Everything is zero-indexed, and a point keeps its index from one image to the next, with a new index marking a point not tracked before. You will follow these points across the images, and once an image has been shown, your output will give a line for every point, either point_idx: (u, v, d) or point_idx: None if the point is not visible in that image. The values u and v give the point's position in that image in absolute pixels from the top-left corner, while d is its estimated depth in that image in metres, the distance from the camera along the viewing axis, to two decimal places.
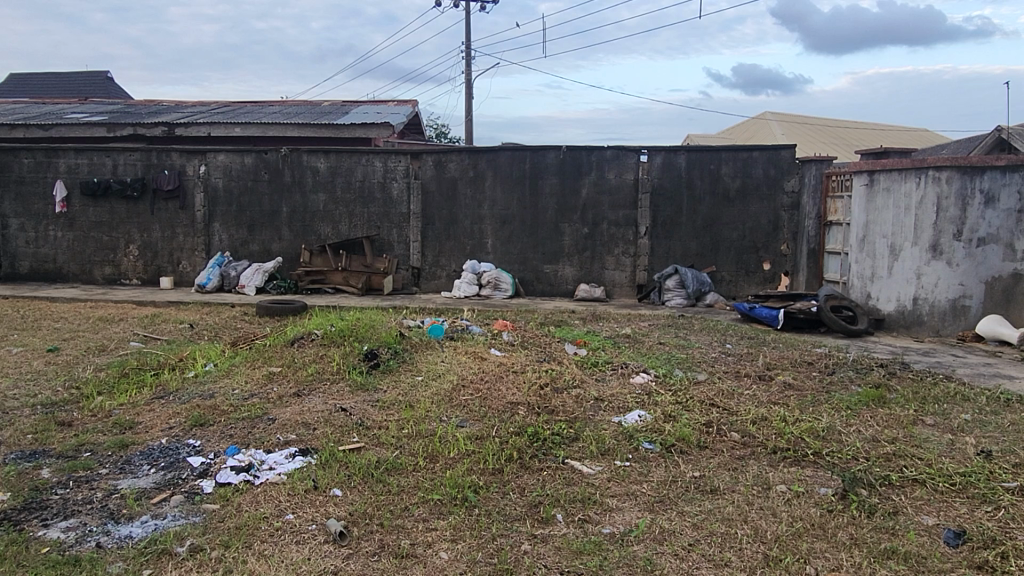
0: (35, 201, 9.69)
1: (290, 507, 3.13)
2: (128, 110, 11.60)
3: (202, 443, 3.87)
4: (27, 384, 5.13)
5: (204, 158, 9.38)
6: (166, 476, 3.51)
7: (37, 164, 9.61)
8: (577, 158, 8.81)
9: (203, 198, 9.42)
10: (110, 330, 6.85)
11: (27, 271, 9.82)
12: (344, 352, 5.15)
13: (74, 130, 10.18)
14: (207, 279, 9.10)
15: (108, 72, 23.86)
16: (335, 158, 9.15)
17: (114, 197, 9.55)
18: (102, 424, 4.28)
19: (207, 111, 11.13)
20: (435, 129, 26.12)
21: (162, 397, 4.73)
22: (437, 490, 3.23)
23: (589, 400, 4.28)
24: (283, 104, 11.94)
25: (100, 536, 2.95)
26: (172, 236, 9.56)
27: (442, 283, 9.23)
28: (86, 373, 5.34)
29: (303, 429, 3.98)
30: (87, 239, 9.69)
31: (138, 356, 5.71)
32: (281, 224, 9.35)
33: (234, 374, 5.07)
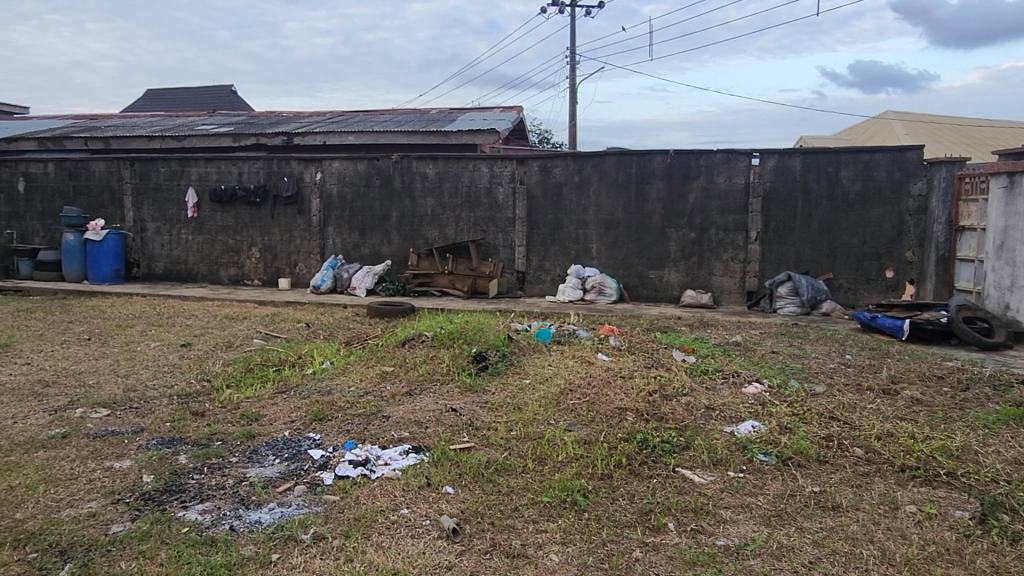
0: (170, 207, 10.47)
1: (405, 502, 3.24)
2: (252, 121, 12.33)
3: (322, 436, 4.07)
4: (165, 376, 5.56)
5: (321, 165, 9.84)
6: (290, 466, 3.71)
7: (172, 173, 10.38)
8: (685, 162, 8.65)
9: (319, 204, 9.88)
10: (236, 327, 7.30)
11: (162, 271, 10.63)
12: (453, 354, 5.27)
13: (204, 140, 10.90)
14: (322, 280, 9.54)
15: (231, 85, 25.36)
16: (444, 164, 9.38)
17: (239, 203, 10.18)
18: (231, 415, 4.57)
19: (323, 121, 11.67)
20: (538, 134, 26.17)
21: (284, 392, 5.00)
22: (547, 492, 3.25)
23: (699, 408, 4.19)
24: (394, 112, 12.36)
25: (233, 520, 3.15)
26: (291, 239, 10.08)
27: (546, 287, 9.28)
28: (215, 367, 5.72)
29: (416, 426, 4.10)
30: (214, 242, 10.38)
31: (261, 353, 6.06)
32: (391, 228, 9.69)
33: (350, 372, 5.29)
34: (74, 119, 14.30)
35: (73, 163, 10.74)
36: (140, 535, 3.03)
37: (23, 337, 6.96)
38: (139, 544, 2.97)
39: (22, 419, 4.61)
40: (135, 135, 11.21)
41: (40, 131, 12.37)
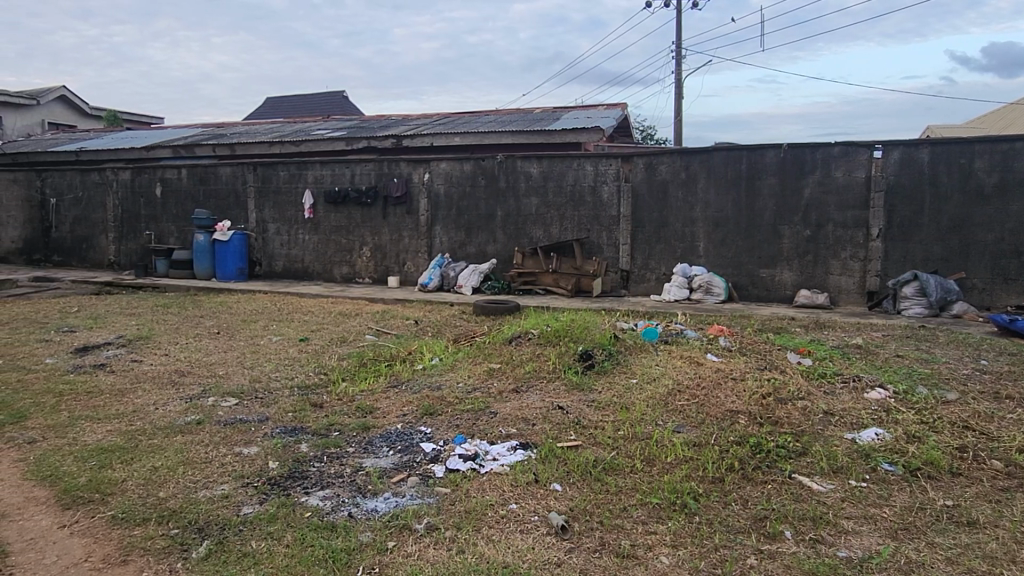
0: (288, 209, 11.06)
1: (513, 497, 3.29)
2: (364, 124, 12.82)
3: (433, 430, 4.20)
4: (286, 369, 5.88)
5: (428, 166, 10.11)
6: (403, 458, 3.85)
7: (291, 176, 10.96)
8: (800, 156, 8.31)
9: (427, 204, 10.16)
10: (350, 324, 7.63)
11: (281, 269, 11.25)
12: (559, 352, 5.29)
13: (319, 145, 11.42)
14: (430, 279, 9.79)
15: (343, 91, 26.43)
16: (548, 163, 9.43)
17: (352, 204, 10.61)
18: (347, 408, 4.79)
19: (431, 123, 11.97)
20: (641, 130, 25.73)
21: (396, 386, 5.19)
22: (656, 494, 3.21)
23: (817, 413, 4.02)
24: (499, 113, 12.53)
25: (351, 507, 3.30)
26: (400, 239, 10.42)
27: (651, 286, 9.15)
28: (332, 361, 6.00)
29: (523, 423, 4.15)
30: (329, 242, 10.87)
31: (374, 348, 6.30)
32: (496, 228, 9.84)
33: (458, 368, 5.42)
34: (203, 128, 15.35)
35: (203, 169, 11.54)
36: (268, 518, 3.23)
37: (161, 330, 7.55)
38: (267, 525, 3.16)
39: (162, 406, 5.01)
40: (257, 141, 11.90)
41: (175, 139, 13.36)
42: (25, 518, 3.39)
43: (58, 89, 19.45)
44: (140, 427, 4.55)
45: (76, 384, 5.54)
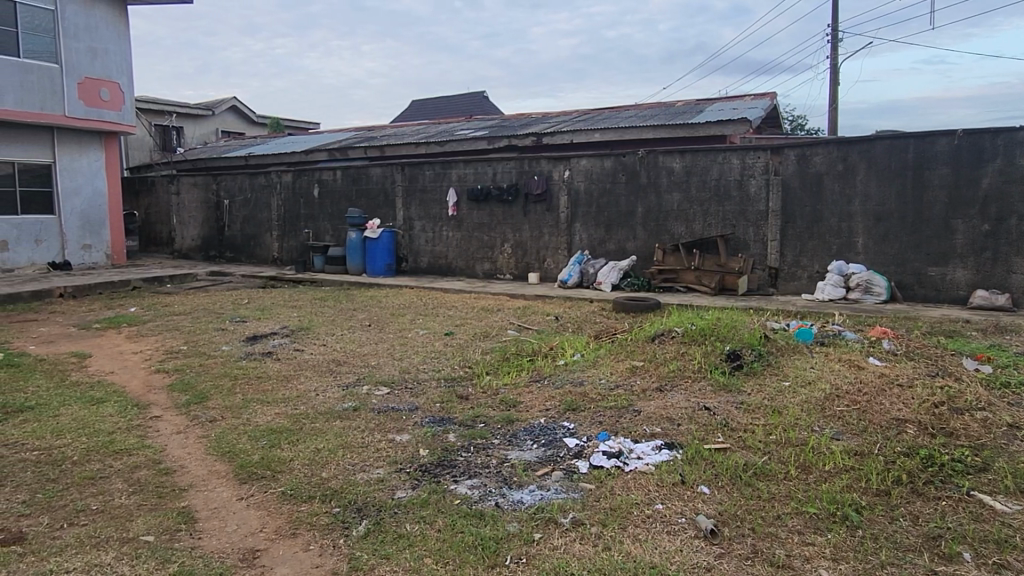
0: (434, 207, 11.49)
1: (660, 497, 3.24)
2: (505, 123, 13.06)
3: (576, 426, 4.22)
4: (433, 361, 6.12)
5: (568, 163, 10.15)
6: (547, 452, 3.90)
7: (436, 175, 11.38)
8: (977, 142, 7.57)
9: (567, 201, 10.20)
10: (492, 319, 7.82)
11: (426, 265, 11.73)
12: (705, 351, 5.15)
13: (463, 144, 11.76)
14: (569, 275, 9.82)
15: (484, 91, 27.04)
16: (692, 157, 9.19)
17: (494, 202, 10.86)
18: (492, 400, 4.91)
19: (571, 120, 12.00)
20: (791, 120, 24.34)
21: (538, 381, 5.26)
22: (813, 503, 3.05)
23: (1000, 426, 3.65)
24: (640, 107, 12.34)
25: (498, 497, 3.39)
26: (540, 236, 10.54)
27: (803, 284, 8.67)
28: (476, 355, 6.18)
29: (668, 423, 4.08)
30: (471, 239, 11.19)
31: (516, 343, 6.41)
32: (637, 224, 9.72)
33: (600, 365, 5.41)
34: (356, 131, 16.26)
35: (356, 170, 12.23)
36: (420, 503, 3.38)
37: (319, 322, 8.09)
38: (420, 510, 3.31)
39: (322, 392, 5.38)
40: (405, 142, 12.46)
41: (331, 143, 14.25)
42: (209, 489, 3.75)
43: (230, 100, 21.26)
44: (304, 411, 4.91)
45: (248, 370, 6.07)
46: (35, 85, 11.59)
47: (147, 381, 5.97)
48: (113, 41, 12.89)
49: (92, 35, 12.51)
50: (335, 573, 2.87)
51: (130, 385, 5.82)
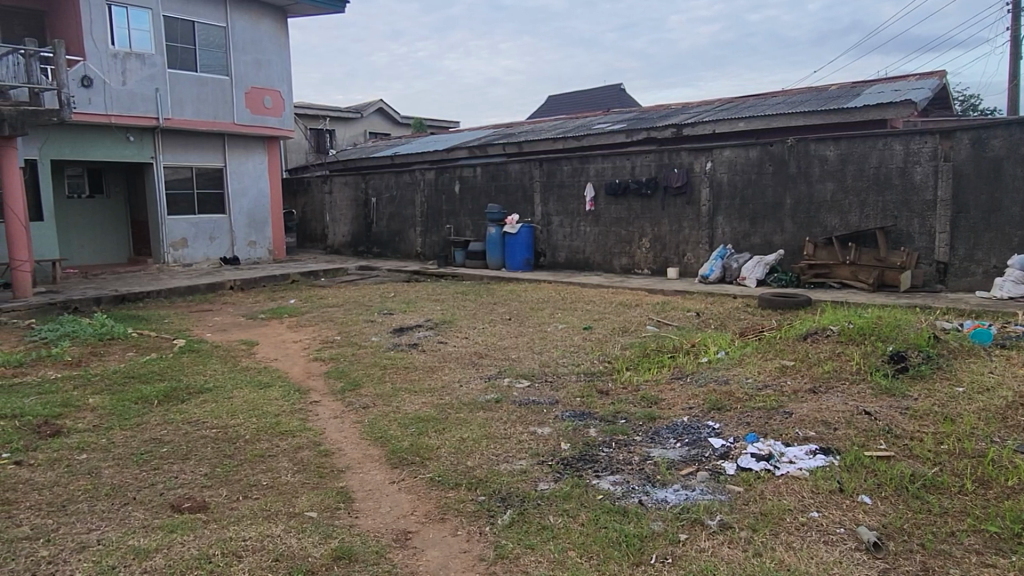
0: (571, 201, 11.52)
1: (815, 504, 3.08)
2: (644, 115, 12.85)
3: (721, 426, 4.09)
4: (572, 355, 6.15)
5: (711, 154, 9.84)
6: (691, 451, 3.80)
7: (573, 170, 11.40)
8: None
9: (709, 193, 9.89)
10: (631, 314, 7.72)
11: (563, 260, 11.79)
12: (865, 352, 4.83)
13: (600, 138, 11.69)
14: (711, 270, 9.53)
15: (621, 83, 26.73)
16: (848, 145, 8.64)
17: (632, 195, 10.72)
18: (632, 396, 4.87)
19: (713, 109, 11.62)
20: (961, 99, 22.25)
21: (680, 378, 5.15)
22: (993, 521, 2.79)
23: None
24: (788, 93, 11.74)
25: (641, 495, 3.35)
26: (680, 230, 10.28)
27: (977, 280, 7.90)
28: (615, 350, 6.13)
29: (823, 426, 3.87)
30: (609, 233, 11.12)
31: (656, 339, 6.30)
32: (785, 217, 9.26)
33: (746, 363, 5.20)
34: (495, 128, 16.60)
35: (496, 167, 12.50)
36: (563, 495, 3.41)
37: (461, 315, 8.35)
38: (563, 502, 3.35)
39: (465, 383, 5.55)
40: (543, 138, 12.56)
41: (471, 140, 14.64)
42: (364, 472, 3.98)
43: (377, 103, 22.35)
44: (449, 400, 5.10)
45: (396, 360, 6.37)
46: (209, 97, 12.77)
47: (307, 368, 6.42)
48: (275, 52, 13.91)
49: (258, 47, 13.57)
50: (483, 559, 2.96)
51: (292, 371, 6.30)
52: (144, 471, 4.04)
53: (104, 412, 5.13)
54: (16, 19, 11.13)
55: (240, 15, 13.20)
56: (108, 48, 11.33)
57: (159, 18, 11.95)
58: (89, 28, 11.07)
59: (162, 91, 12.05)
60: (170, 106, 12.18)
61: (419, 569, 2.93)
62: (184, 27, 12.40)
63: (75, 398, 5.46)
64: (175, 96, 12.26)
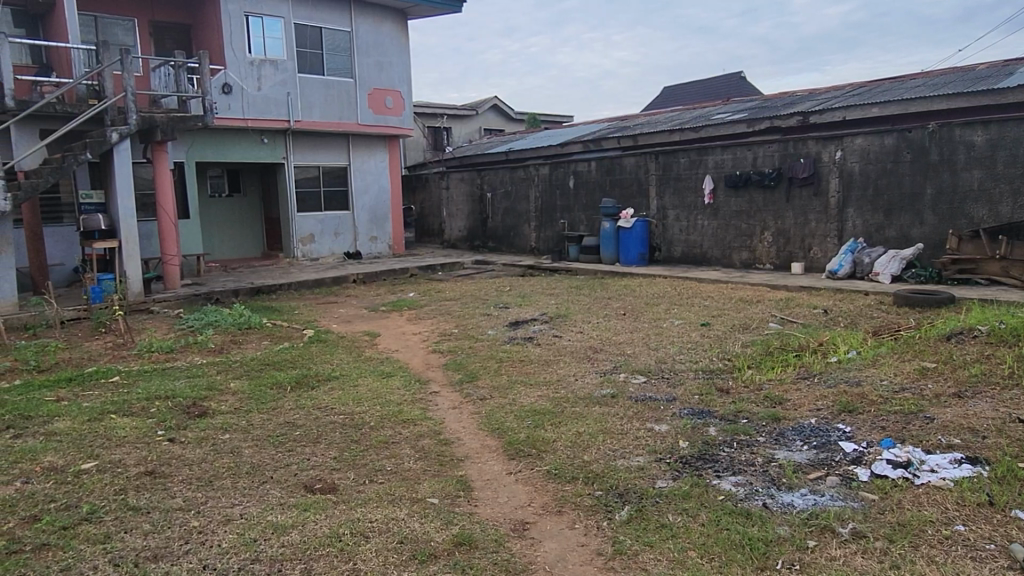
0: (688, 194, 11.25)
1: (961, 517, 2.86)
2: (766, 104, 12.33)
3: (853, 429, 3.88)
4: (690, 351, 6.01)
5: (841, 143, 9.31)
6: (819, 455, 3.63)
7: (691, 162, 11.12)
8: None
9: (839, 183, 9.37)
10: (752, 310, 7.45)
11: (680, 255, 11.54)
12: (1020, 354, 4.44)
13: (719, 128, 11.33)
14: (840, 266, 9.04)
15: (743, 71, 25.74)
16: (999, 129, 7.94)
17: (754, 187, 10.33)
18: (755, 395, 4.70)
19: (843, 95, 10.99)
20: None
21: (806, 377, 4.93)
22: None
23: None
24: (929, 75, 10.91)
25: (766, 498, 3.23)
26: (806, 222, 9.80)
27: None
28: (735, 348, 5.93)
29: (970, 434, 3.59)
30: (729, 226, 10.77)
31: (780, 337, 6.04)
32: (925, 208, 8.64)
33: (881, 364, 4.91)
34: (610, 121, 16.44)
35: (610, 161, 12.39)
36: (682, 494, 3.34)
37: (576, 310, 8.34)
38: (682, 501, 3.28)
39: (581, 377, 5.56)
40: (659, 130, 12.32)
41: (585, 135, 14.57)
42: (482, 462, 4.07)
43: (492, 99, 22.68)
44: (564, 394, 5.11)
45: (512, 353, 6.46)
46: (335, 99, 13.41)
47: (426, 359, 6.63)
48: (397, 54, 14.39)
49: (380, 50, 14.10)
50: (600, 554, 2.96)
51: (412, 362, 6.52)
52: (280, 452, 4.32)
53: (243, 396, 5.52)
54: (167, 34, 12.14)
55: (364, 19, 13.76)
56: (246, 56, 12.13)
57: (291, 26, 12.66)
58: (229, 39, 11.90)
59: (293, 95, 12.77)
60: (300, 109, 12.89)
61: (537, 559, 2.96)
62: (313, 33, 13.07)
63: (218, 382, 5.91)
64: (305, 99, 12.95)
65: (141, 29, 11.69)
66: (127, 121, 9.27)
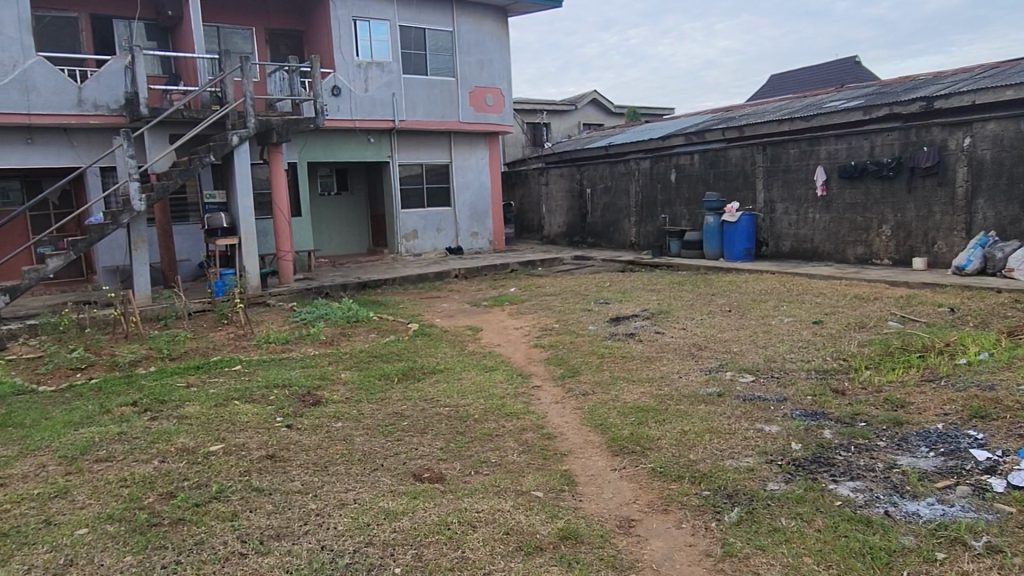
0: (798, 187, 10.79)
1: None
2: (885, 89, 11.64)
3: (987, 436, 3.62)
4: (801, 350, 5.77)
5: (970, 129, 8.68)
6: (948, 462, 3.41)
7: (802, 153, 10.66)
8: None
9: (968, 173, 8.74)
10: (869, 308, 7.06)
11: (788, 250, 11.10)
12: None
13: (832, 117, 10.80)
14: (968, 260, 8.43)
15: (857, 55, 24.40)
16: None
17: (871, 178, 9.80)
18: (874, 397, 4.47)
19: (973, 77, 10.22)
20: None
21: (932, 380, 4.64)
22: None
23: None
24: None
25: (888, 506, 3.07)
26: (930, 215, 9.21)
27: None
28: (851, 347, 5.65)
29: None
30: (843, 220, 10.26)
31: (901, 337, 5.70)
32: None
33: (1018, 368, 4.55)
34: (714, 113, 15.98)
35: (715, 153, 12.05)
36: (796, 498, 3.23)
37: (679, 306, 8.18)
38: (796, 505, 3.16)
39: (685, 374, 5.46)
40: (767, 120, 11.87)
41: (688, 127, 14.23)
42: (586, 457, 4.07)
43: (591, 94, 22.52)
44: (668, 392, 5.03)
45: (614, 349, 6.42)
46: (438, 98, 13.70)
47: (528, 354, 6.68)
48: (497, 51, 14.54)
49: (481, 48, 14.29)
50: (709, 555, 2.89)
51: (514, 357, 6.60)
52: (389, 441, 4.48)
53: (354, 386, 5.76)
54: (282, 40, 12.78)
55: (466, 18, 13.98)
56: (353, 58, 12.59)
57: (396, 28, 13.03)
58: (338, 43, 12.39)
59: (398, 96, 13.16)
60: (404, 109, 13.26)
61: (644, 557, 2.94)
62: (417, 34, 13.40)
63: (330, 372, 6.19)
64: (409, 98, 13.31)
65: (257, 36, 12.39)
66: (246, 124, 9.83)
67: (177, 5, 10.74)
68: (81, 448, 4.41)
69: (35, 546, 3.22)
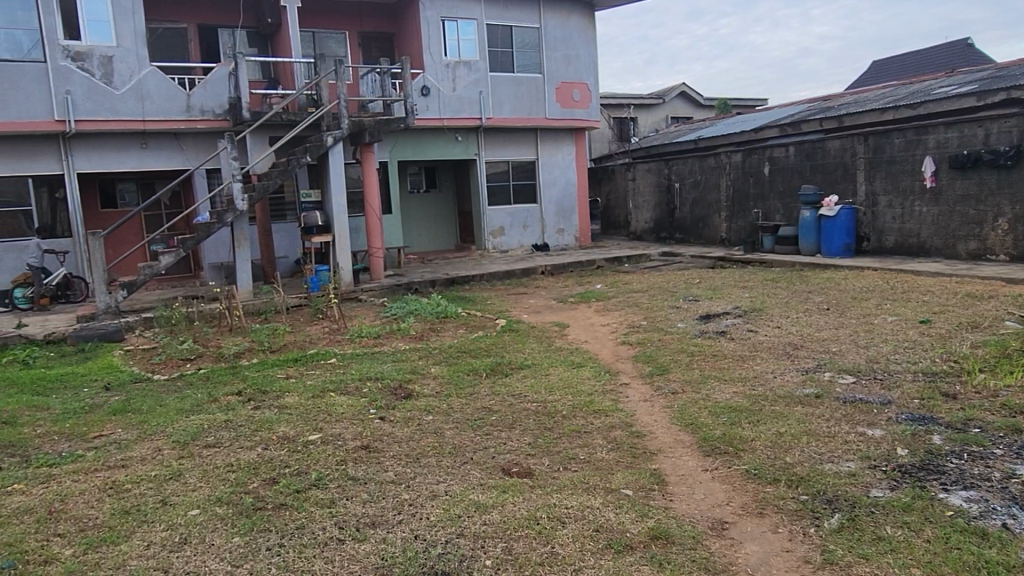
0: (904, 178, 10.22)
1: None
2: (1002, 72, 10.86)
3: None
4: (907, 351, 5.48)
5: None
6: None
7: (908, 143, 10.10)
8: None
9: None
10: (982, 307, 6.62)
11: (892, 245, 10.55)
12: None
13: (942, 104, 10.18)
14: None
15: (970, 37, 22.84)
16: None
17: (985, 168, 9.19)
18: (990, 402, 4.19)
19: None
20: None
21: None
22: None
23: None
24: None
25: (1006, 518, 2.88)
26: None
27: None
28: (963, 348, 5.32)
29: None
30: (953, 213, 9.67)
31: (1020, 338, 5.32)
32: None
33: None
34: (811, 102, 15.34)
35: (812, 144, 11.58)
36: (903, 506, 3.07)
37: (773, 303, 7.91)
38: (903, 514, 3.01)
39: (780, 374, 5.28)
40: (868, 108, 11.30)
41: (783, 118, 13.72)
42: (676, 457, 4.01)
43: (679, 87, 22.09)
44: (762, 392, 4.88)
45: (704, 347, 6.28)
46: (525, 95, 13.76)
47: (615, 351, 6.63)
48: (584, 46, 14.46)
49: (568, 44, 14.24)
50: (808, 561, 2.80)
51: (602, 353, 6.56)
52: (478, 435, 4.55)
53: (444, 380, 5.87)
54: (374, 43, 13.14)
55: (553, 14, 13.97)
56: (442, 58, 12.82)
57: (483, 27, 13.17)
58: (427, 43, 12.63)
59: (485, 94, 13.30)
60: (492, 107, 13.39)
61: (738, 560, 2.87)
62: (504, 32, 13.49)
63: (420, 366, 6.34)
64: (496, 96, 13.43)
65: (350, 39, 12.81)
66: (341, 125, 10.17)
67: (277, 12, 11.16)
68: (192, 434, 4.69)
69: (154, 524, 3.45)
